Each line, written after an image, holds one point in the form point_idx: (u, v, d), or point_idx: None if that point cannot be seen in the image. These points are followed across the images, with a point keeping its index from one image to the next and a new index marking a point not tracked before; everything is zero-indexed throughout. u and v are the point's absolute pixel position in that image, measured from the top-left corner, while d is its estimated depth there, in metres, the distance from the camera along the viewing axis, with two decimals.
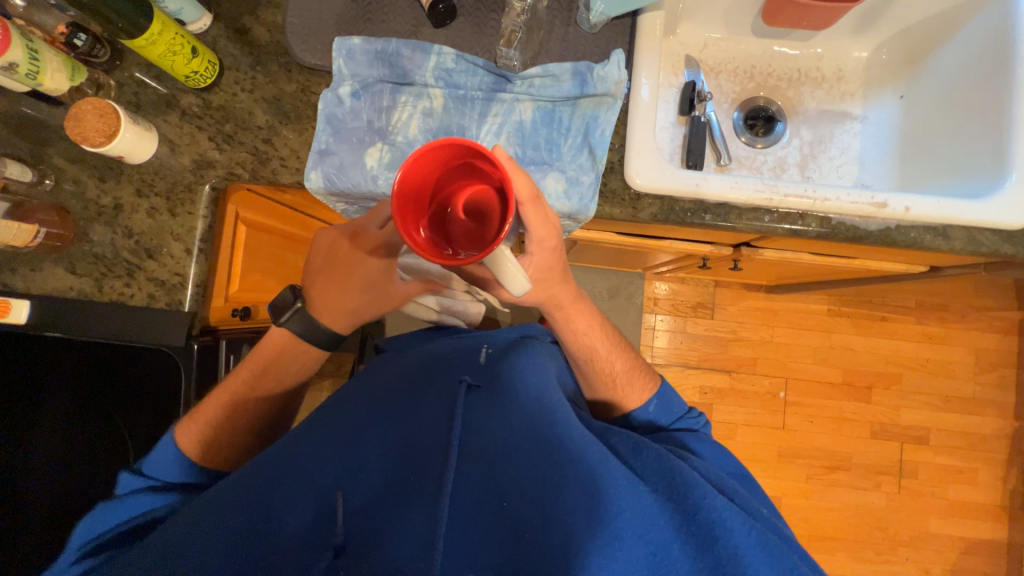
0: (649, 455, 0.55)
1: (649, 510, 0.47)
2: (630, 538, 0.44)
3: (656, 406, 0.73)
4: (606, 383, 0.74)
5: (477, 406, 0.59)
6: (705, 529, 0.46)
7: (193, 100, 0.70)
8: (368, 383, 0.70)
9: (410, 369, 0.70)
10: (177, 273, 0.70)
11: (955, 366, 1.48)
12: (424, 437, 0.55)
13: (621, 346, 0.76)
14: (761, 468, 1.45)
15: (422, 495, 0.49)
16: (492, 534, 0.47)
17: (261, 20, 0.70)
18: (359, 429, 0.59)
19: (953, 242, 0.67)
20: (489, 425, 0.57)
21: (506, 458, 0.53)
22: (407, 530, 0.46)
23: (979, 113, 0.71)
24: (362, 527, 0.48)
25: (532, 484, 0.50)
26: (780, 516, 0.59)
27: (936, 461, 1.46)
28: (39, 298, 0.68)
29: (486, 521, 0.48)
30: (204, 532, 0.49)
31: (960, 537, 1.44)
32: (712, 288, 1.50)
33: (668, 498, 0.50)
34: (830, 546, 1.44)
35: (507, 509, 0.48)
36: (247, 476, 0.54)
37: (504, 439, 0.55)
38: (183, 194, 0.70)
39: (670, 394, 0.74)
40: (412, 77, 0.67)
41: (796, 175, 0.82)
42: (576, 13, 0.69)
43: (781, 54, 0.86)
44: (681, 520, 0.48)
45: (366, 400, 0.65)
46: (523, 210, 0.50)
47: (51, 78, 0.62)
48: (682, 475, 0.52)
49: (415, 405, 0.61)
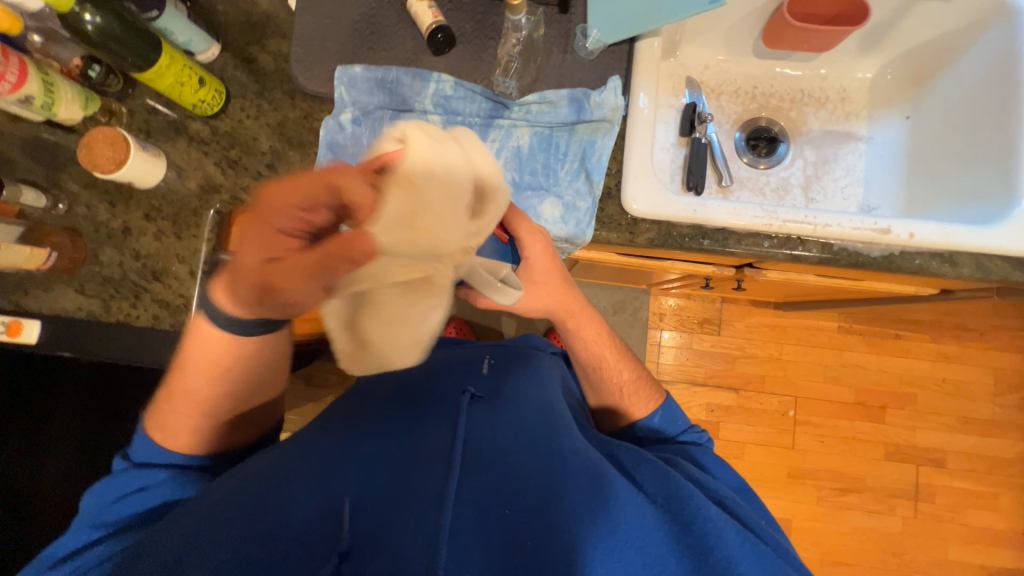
0: (649, 466, 0.54)
1: (647, 523, 0.48)
2: (630, 549, 0.45)
3: (661, 416, 0.69)
4: (613, 391, 0.71)
5: (480, 413, 0.58)
6: (700, 539, 0.47)
7: (201, 127, 0.71)
8: (366, 390, 0.68)
9: (412, 372, 0.70)
10: (182, 295, 0.71)
11: (974, 386, 1.44)
12: (426, 441, 0.55)
13: (629, 356, 0.74)
14: (770, 489, 1.42)
15: (424, 499, 0.48)
16: (495, 541, 0.46)
17: (267, 49, 0.72)
18: (361, 432, 0.58)
19: (960, 268, 0.65)
20: (492, 434, 0.56)
21: (509, 467, 0.52)
22: (409, 531, 0.46)
23: (990, 133, 0.70)
24: (363, 530, 0.47)
25: (533, 493, 0.49)
26: (780, 528, 0.56)
27: (954, 484, 1.41)
28: (50, 318, 0.70)
29: (487, 527, 0.47)
30: (201, 525, 0.47)
31: (981, 565, 1.39)
32: (719, 304, 1.48)
33: (665, 510, 0.49)
34: (842, 572, 1.39)
35: (509, 517, 0.48)
36: (251, 471, 0.52)
37: (508, 448, 0.54)
38: (189, 217, 0.71)
39: (676, 408, 0.71)
40: (411, 103, 0.68)
41: (800, 196, 0.81)
42: (573, 40, 0.69)
43: (783, 75, 0.85)
44: (677, 532, 0.48)
45: (370, 403, 0.64)
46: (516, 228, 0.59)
47: (65, 108, 0.65)
48: (679, 487, 0.51)
49: (417, 412, 0.60)
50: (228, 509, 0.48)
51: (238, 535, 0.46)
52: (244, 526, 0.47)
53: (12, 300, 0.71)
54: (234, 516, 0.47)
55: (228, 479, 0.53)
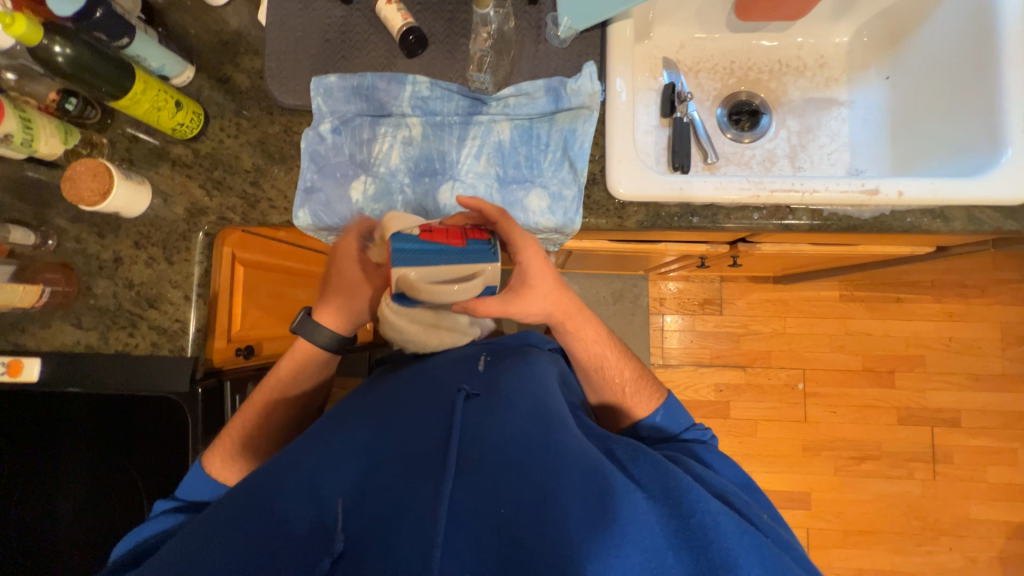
0: (647, 460, 0.53)
1: (645, 518, 0.46)
2: (628, 546, 0.44)
3: (663, 415, 0.69)
4: (613, 390, 0.71)
5: (473, 412, 0.58)
6: (699, 533, 0.46)
7: (183, 151, 0.71)
8: (363, 395, 0.69)
9: (407, 374, 0.70)
10: (179, 320, 0.71)
11: (981, 343, 1.43)
12: (421, 443, 0.54)
13: (626, 353, 0.74)
14: (786, 464, 1.41)
15: (420, 499, 0.48)
16: (490, 540, 0.46)
17: (241, 67, 0.72)
18: (358, 436, 0.58)
19: (952, 223, 0.65)
20: (487, 431, 0.56)
21: (505, 465, 0.51)
22: (403, 534, 0.45)
23: (969, 86, 0.69)
24: (360, 532, 0.47)
25: (529, 489, 0.49)
26: (784, 524, 0.56)
27: (970, 443, 1.41)
28: (51, 354, 0.70)
29: (484, 529, 0.46)
30: (213, 539, 0.48)
31: (1004, 521, 1.38)
32: (718, 283, 1.48)
33: (663, 504, 0.48)
34: (866, 540, 1.38)
35: (505, 516, 0.47)
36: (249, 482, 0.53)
37: (503, 446, 0.54)
38: (178, 242, 0.71)
39: (677, 405, 0.70)
40: (389, 108, 0.68)
41: (786, 166, 0.81)
42: (545, 30, 0.69)
43: (760, 47, 0.85)
44: (676, 526, 0.47)
45: (367, 407, 0.64)
46: (525, 259, 0.60)
47: (45, 143, 0.64)
48: (677, 481, 0.50)
49: (414, 413, 0.60)
50: (230, 530, 0.49)
51: (237, 547, 0.47)
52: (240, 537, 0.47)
53: (10, 340, 0.71)
54: (238, 527, 0.49)
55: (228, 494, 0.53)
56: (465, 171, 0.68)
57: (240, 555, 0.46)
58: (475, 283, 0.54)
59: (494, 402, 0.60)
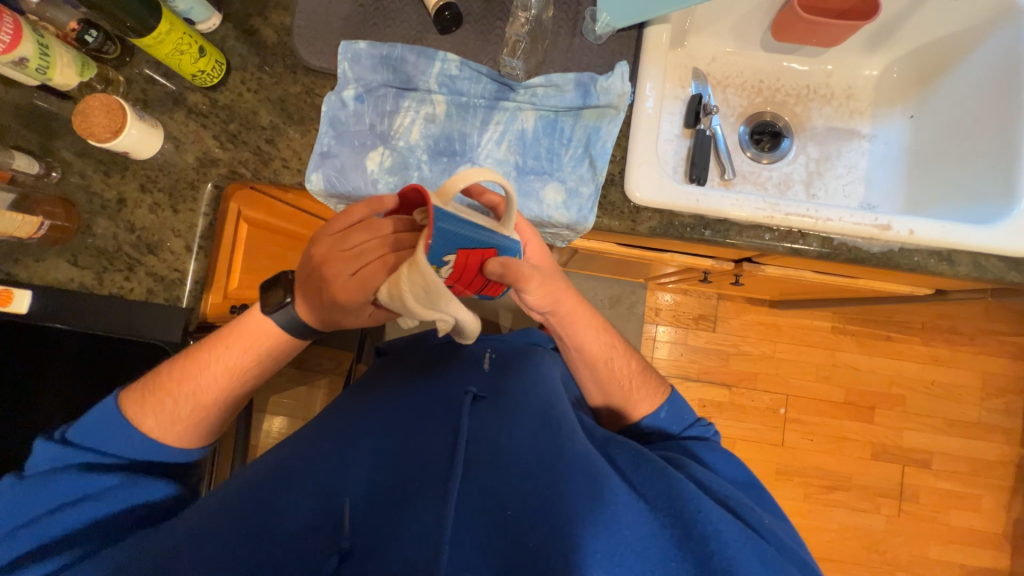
0: (648, 468, 0.53)
1: (647, 527, 0.47)
2: (630, 553, 0.44)
3: (666, 412, 0.69)
4: (617, 388, 0.71)
5: (480, 416, 0.60)
6: (701, 543, 0.46)
7: (200, 99, 0.70)
8: (370, 388, 0.70)
9: (414, 373, 0.71)
10: (177, 269, 0.70)
11: (961, 389, 1.46)
12: (427, 444, 0.55)
13: (628, 351, 0.74)
14: (758, 485, 1.43)
15: (425, 498, 0.48)
16: (495, 541, 0.46)
17: (269, 22, 0.71)
18: (365, 433, 0.59)
19: (958, 267, 0.66)
20: (492, 436, 0.57)
21: (510, 470, 0.52)
22: (410, 529, 0.45)
23: (990, 134, 0.70)
24: (365, 528, 0.47)
25: (534, 493, 0.49)
26: (784, 525, 0.56)
27: (939, 484, 1.44)
28: (41, 289, 0.69)
29: (489, 530, 0.47)
30: (217, 528, 0.48)
31: (961, 563, 1.41)
32: (715, 300, 1.49)
33: (666, 514, 0.48)
34: (825, 567, 1.41)
35: (511, 517, 0.48)
36: (258, 477, 0.55)
37: (507, 450, 0.55)
38: (186, 191, 0.70)
39: (680, 402, 0.71)
40: (415, 82, 0.67)
41: (801, 192, 0.81)
42: (581, 24, 0.69)
43: (790, 70, 0.85)
44: (679, 537, 0.47)
45: (376, 403, 0.65)
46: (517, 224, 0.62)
47: (60, 74, 0.63)
48: (679, 488, 0.50)
49: (419, 414, 0.61)
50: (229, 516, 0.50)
51: (240, 535, 0.47)
52: (246, 529, 0.48)
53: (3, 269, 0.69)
54: (242, 518, 0.49)
55: (232, 486, 0.54)
56: (484, 155, 0.68)
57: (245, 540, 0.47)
58: (509, 217, 0.51)
59: (499, 408, 0.62)
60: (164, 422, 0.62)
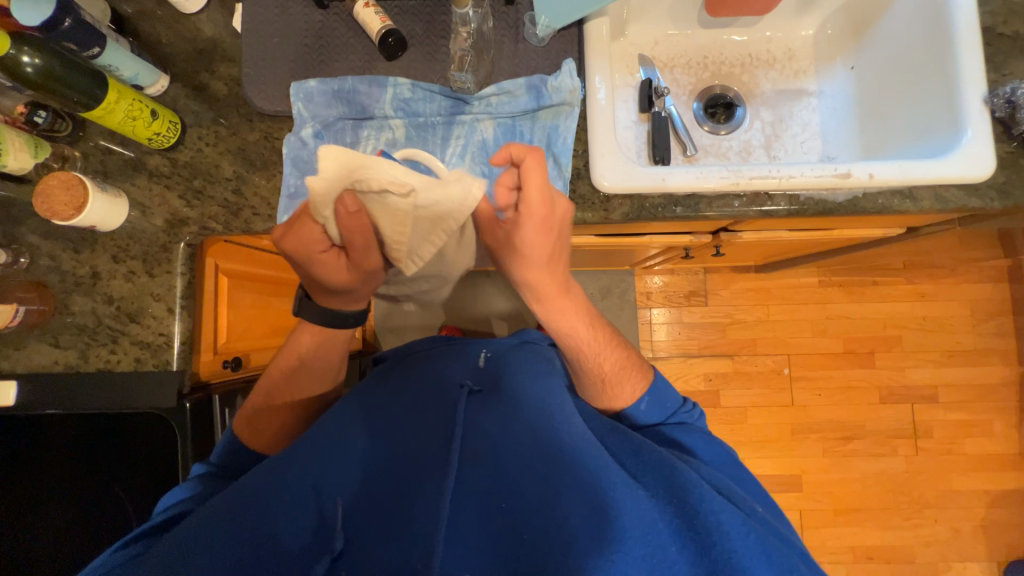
0: (651, 459, 0.54)
1: (649, 515, 0.47)
2: (629, 541, 0.45)
3: (649, 402, 0.68)
4: (597, 383, 0.68)
5: (475, 405, 0.62)
6: (703, 533, 0.46)
7: (160, 161, 0.70)
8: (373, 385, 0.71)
9: (414, 370, 0.73)
10: (162, 333, 0.70)
11: (952, 320, 1.49)
12: (425, 443, 0.58)
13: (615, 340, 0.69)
14: (776, 449, 1.44)
15: (424, 493, 0.51)
16: (490, 528, 0.49)
17: (217, 75, 0.71)
18: (363, 433, 0.60)
19: (919, 202, 0.68)
20: (488, 427, 0.59)
21: (506, 462, 0.54)
22: (409, 523, 0.48)
23: (926, 71, 0.73)
24: (364, 534, 0.49)
25: (531, 487, 0.51)
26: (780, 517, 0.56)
27: (948, 417, 1.46)
28: (25, 377, 0.68)
29: (485, 518, 0.50)
30: (201, 539, 0.45)
31: (985, 490, 1.43)
32: (702, 275, 1.51)
33: (669, 502, 0.49)
34: (856, 518, 1.42)
35: (506, 508, 0.50)
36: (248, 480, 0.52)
37: (505, 442, 0.57)
38: (160, 253, 0.70)
39: (664, 386, 0.70)
40: (371, 111, 0.68)
41: (762, 156, 0.83)
42: (523, 29, 0.71)
43: (731, 42, 0.88)
44: (681, 525, 0.47)
45: (377, 403, 0.66)
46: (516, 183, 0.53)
47: (14, 157, 0.62)
48: (683, 480, 0.50)
49: (418, 410, 0.63)
50: (218, 519, 0.47)
51: (225, 539, 0.46)
52: (236, 533, 0.46)
53: None
54: (232, 518, 0.47)
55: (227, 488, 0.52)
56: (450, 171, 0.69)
57: (230, 548, 0.45)
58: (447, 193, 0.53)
59: (496, 400, 0.64)
60: (256, 434, 0.66)
